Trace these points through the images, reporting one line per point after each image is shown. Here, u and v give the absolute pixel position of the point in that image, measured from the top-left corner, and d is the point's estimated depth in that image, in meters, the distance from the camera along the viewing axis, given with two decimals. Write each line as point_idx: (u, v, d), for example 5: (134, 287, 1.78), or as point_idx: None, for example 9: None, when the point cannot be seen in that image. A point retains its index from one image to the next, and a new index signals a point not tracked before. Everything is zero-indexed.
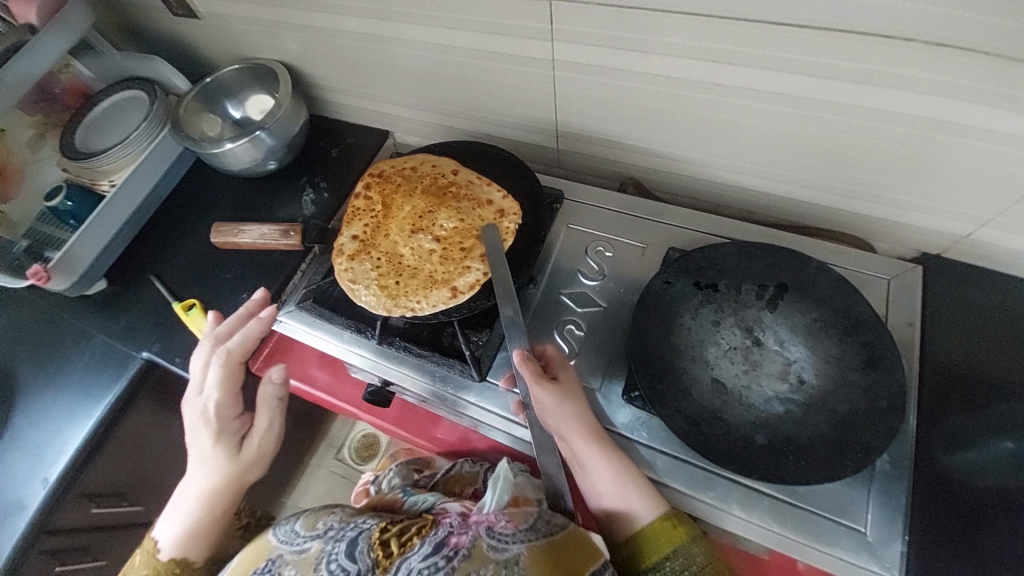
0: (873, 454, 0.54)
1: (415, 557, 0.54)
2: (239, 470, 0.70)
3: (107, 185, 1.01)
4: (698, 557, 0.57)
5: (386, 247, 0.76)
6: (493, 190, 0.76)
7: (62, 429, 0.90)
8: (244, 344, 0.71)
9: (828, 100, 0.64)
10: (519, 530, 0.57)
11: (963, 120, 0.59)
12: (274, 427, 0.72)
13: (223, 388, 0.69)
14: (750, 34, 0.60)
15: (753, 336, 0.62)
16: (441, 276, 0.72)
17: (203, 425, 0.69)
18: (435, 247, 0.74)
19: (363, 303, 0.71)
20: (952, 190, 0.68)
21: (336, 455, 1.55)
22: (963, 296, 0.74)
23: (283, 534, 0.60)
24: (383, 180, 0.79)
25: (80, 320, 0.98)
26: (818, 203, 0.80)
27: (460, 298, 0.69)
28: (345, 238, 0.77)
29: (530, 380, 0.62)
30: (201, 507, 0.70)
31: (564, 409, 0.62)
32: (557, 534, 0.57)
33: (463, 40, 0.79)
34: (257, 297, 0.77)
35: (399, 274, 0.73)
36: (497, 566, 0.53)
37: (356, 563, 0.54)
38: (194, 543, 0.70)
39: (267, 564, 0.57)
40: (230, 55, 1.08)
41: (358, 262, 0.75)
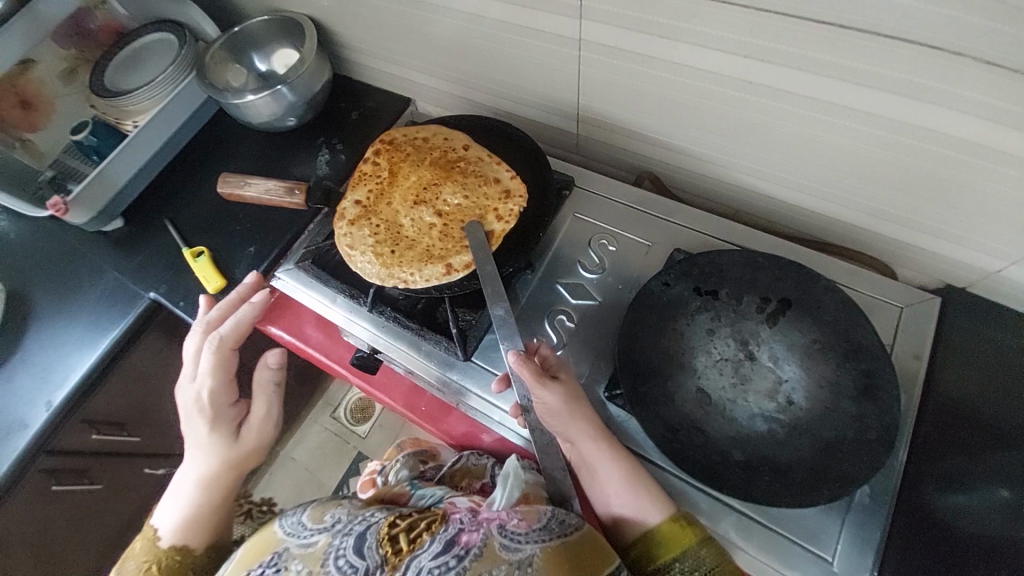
0: (851, 485, 0.51)
1: (426, 556, 0.54)
2: (237, 457, 0.71)
3: (131, 126, 1.03)
4: (708, 559, 0.54)
5: (386, 215, 0.75)
6: (503, 169, 0.74)
7: (69, 357, 0.94)
8: (235, 330, 0.73)
9: (866, 111, 0.60)
10: (532, 530, 0.58)
11: (1010, 148, 0.55)
12: (272, 413, 0.74)
13: (217, 374, 0.71)
14: (789, 30, 0.57)
15: (747, 349, 0.60)
16: (437, 252, 0.71)
17: (200, 413, 0.70)
18: (436, 221, 0.73)
19: (358, 268, 0.71)
20: (987, 223, 0.64)
21: (332, 413, 1.58)
22: (983, 335, 0.70)
23: (289, 526, 0.61)
24: (394, 148, 0.78)
25: (94, 253, 1.01)
26: (841, 219, 0.76)
27: (453, 275, 0.69)
28: (349, 202, 0.77)
29: (533, 381, 0.60)
30: (201, 492, 0.70)
31: (568, 410, 0.61)
32: (573, 534, 0.58)
33: (490, 10, 0.76)
34: (247, 282, 0.79)
35: (396, 244, 0.73)
36: (510, 566, 0.53)
37: (366, 559, 0.54)
38: (195, 530, 0.69)
39: (272, 558, 0.57)
40: (262, 6, 1.07)
41: (357, 227, 0.74)
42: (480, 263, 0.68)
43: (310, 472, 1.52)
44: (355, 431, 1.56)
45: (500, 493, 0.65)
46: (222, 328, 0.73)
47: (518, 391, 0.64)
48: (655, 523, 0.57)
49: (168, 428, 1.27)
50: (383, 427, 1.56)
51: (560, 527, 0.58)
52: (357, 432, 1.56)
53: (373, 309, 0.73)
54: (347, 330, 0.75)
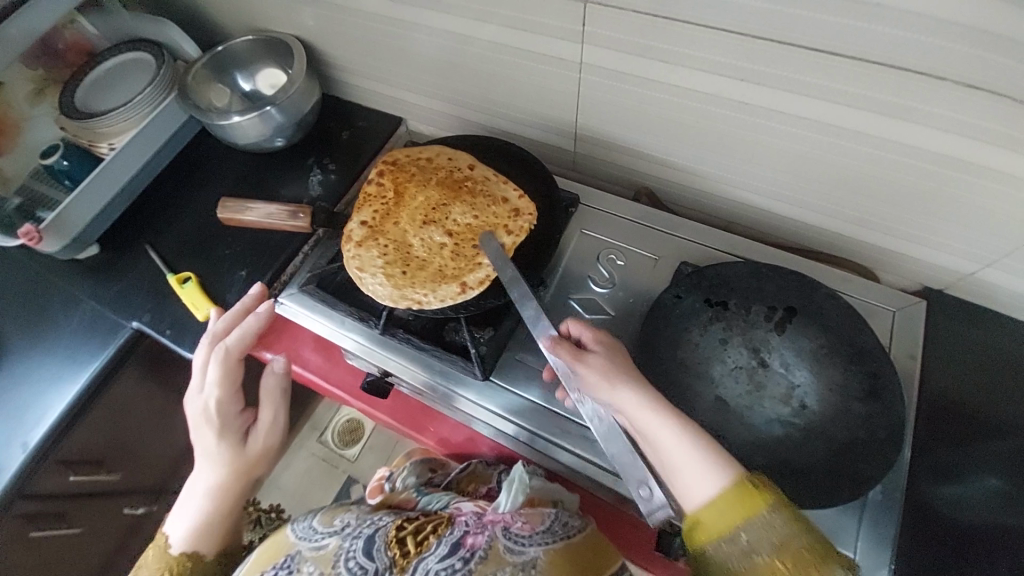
0: (867, 484, 0.54)
1: (432, 558, 0.58)
2: (246, 465, 0.71)
3: (106, 148, 0.98)
4: (781, 528, 0.45)
5: (394, 235, 0.75)
6: (509, 188, 0.75)
7: (43, 395, 0.88)
8: (242, 339, 0.72)
9: (852, 129, 0.64)
10: (536, 533, 0.62)
11: (981, 161, 0.60)
12: (278, 420, 0.74)
13: (224, 384, 0.70)
14: (782, 56, 0.61)
15: (759, 357, 0.62)
16: (451, 271, 0.71)
17: (208, 422, 0.70)
18: (446, 241, 0.73)
19: (369, 290, 0.70)
20: (963, 229, 0.69)
21: (319, 437, 1.54)
22: (960, 332, 0.76)
23: (301, 530, 0.66)
24: (399, 170, 0.78)
25: (69, 282, 0.96)
26: (828, 229, 0.80)
27: (469, 293, 0.69)
28: (354, 223, 0.76)
29: (571, 356, 0.59)
30: (211, 501, 0.69)
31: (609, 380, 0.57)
32: (574, 538, 0.63)
33: (491, 33, 0.78)
34: (253, 293, 0.77)
35: (406, 264, 0.72)
36: (515, 568, 0.57)
37: (375, 561, 0.59)
38: (205, 537, 0.69)
39: (286, 560, 0.62)
40: (245, 26, 1.05)
41: (365, 248, 0.74)
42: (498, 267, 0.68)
43: (298, 500, 1.47)
44: (344, 454, 1.52)
45: (504, 497, 0.68)
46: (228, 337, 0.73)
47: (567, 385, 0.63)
48: (718, 488, 0.48)
49: (147, 464, 1.20)
50: (374, 448, 1.52)
51: (564, 530, 0.63)
52: (346, 455, 1.51)
53: (384, 333, 0.72)
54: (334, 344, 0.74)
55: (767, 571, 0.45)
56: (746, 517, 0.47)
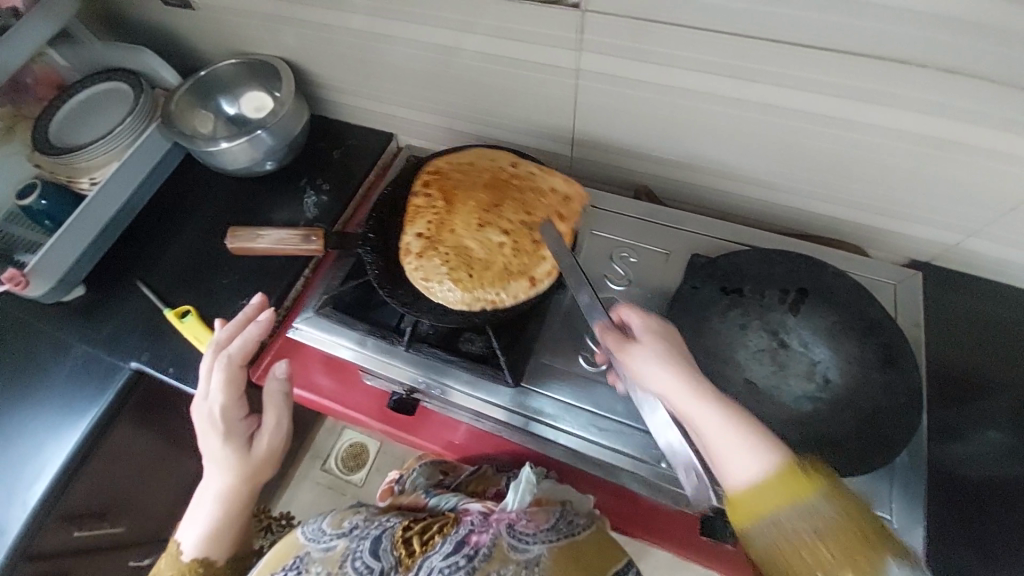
0: (895, 447, 0.58)
1: (437, 557, 0.63)
2: (252, 470, 0.72)
3: (87, 184, 0.94)
4: (826, 513, 0.46)
5: (452, 242, 0.73)
6: (552, 181, 0.76)
7: (42, 449, 0.83)
8: (244, 348, 0.72)
9: (844, 117, 0.68)
10: (540, 531, 0.68)
11: (961, 139, 0.65)
12: (282, 424, 0.75)
13: (228, 391, 0.71)
14: (777, 52, 0.64)
15: (779, 338, 0.64)
16: (517, 268, 0.70)
17: (214, 429, 0.71)
18: (505, 239, 0.72)
19: (441, 299, 0.69)
20: (947, 202, 0.73)
21: (322, 465, 1.50)
22: (949, 301, 0.81)
23: (310, 532, 0.70)
24: (446, 179, 0.77)
25: (58, 326, 0.91)
26: (821, 212, 0.84)
27: (540, 287, 0.70)
28: (410, 237, 0.74)
29: (616, 342, 0.60)
30: (220, 506, 0.72)
31: (658, 364, 0.56)
32: (577, 534, 0.69)
33: (487, 44, 0.79)
34: (254, 302, 0.76)
35: (471, 267, 0.70)
36: (519, 565, 0.63)
37: (381, 560, 0.64)
38: (215, 543, 0.72)
39: (293, 562, 0.66)
40: (224, 50, 1.03)
41: (426, 258, 0.72)
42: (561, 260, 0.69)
43: None
44: (350, 481, 1.48)
45: (513, 497, 0.72)
46: (231, 346, 0.73)
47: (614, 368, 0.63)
48: (760, 475, 0.49)
49: (147, 513, 1.15)
50: (380, 471, 1.48)
51: (568, 528, 0.69)
52: (352, 481, 1.47)
53: (409, 350, 0.72)
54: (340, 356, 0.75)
55: (810, 555, 0.46)
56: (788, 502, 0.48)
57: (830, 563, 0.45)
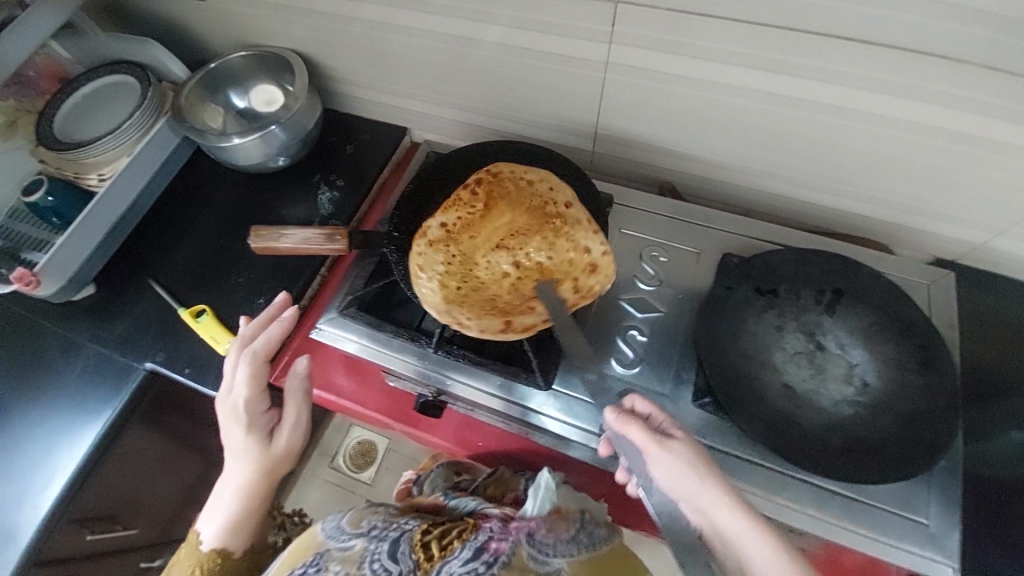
0: (938, 451, 0.56)
1: (456, 562, 0.62)
2: (271, 464, 0.70)
3: (95, 180, 0.91)
4: None
5: (465, 248, 0.73)
6: (598, 241, 0.69)
7: (55, 452, 0.82)
8: (268, 343, 0.71)
9: (883, 115, 0.65)
10: (560, 542, 0.67)
11: (1005, 139, 0.62)
12: (303, 419, 0.71)
13: (250, 384, 0.69)
14: (816, 47, 0.61)
15: (815, 340, 0.64)
16: (502, 304, 0.71)
17: (236, 421, 0.69)
18: (510, 272, 0.73)
19: (420, 292, 0.69)
20: (984, 203, 0.71)
21: (330, 463, 1.49)
22: (978, 302, 0.80)
23: (329, 530, 0.69)
24: (495, 181, 0.74)
25: (68, 326, 0.89)
26: (854, 212, 0.81)
27: (510, 334, 0.68)
28: (434, 221, 0.73)
29: (650, 441, 0.56)
30: (239, 500, 0.70)
31: (697, 469, 0.55)
32: (601, 549, 0.68)
33: (510, 37, 0.76)
34: (277, 301, 0.75)
35: (464, 281, 0.72)
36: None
37: (399, 563, 0.61)
38: (234, 535, 0.71)
39: (313, 558, 0.64)
40: (233, 41, 1.00)
41: (433, 249, 0.72)
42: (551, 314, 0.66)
43: None
44: (359, 479, 1.46)
45: (531, 501, 0.73)
46: (255, 341, 0.71)
47: (631, 462, 0.58)
48: None
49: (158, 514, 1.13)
50: (390, 469, 1.47)
51: (589, 540, 0.68)
52: (361, 479, 1.46)
53: (439, 351, 0.71)
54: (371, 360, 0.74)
55: None
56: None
57: None
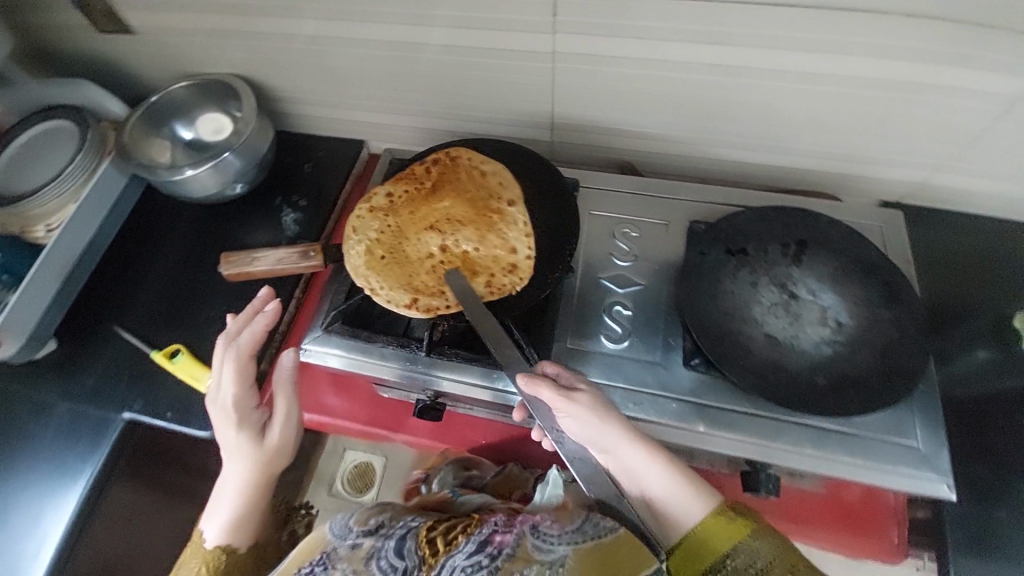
0: (914, 375, 0.61)
1: (460, 556, 0.56)
2: (266, 458, 0.68)
3: (43, 232, 0.88)
4: (763, 552, 0.54)
5: (401, 221, 0.77)
6: (526, 244, 0.73)
7: (38, 520, 0.77)
8: (254, 338, 0.69)
9: (819, 71, 0.69)
10: (566, 532, 0.57)
11: (928, 80, 0.67)
12: (295, 409, 0.70)
13: (239, 380, 0.68)
14: (750, 14, 0.64)
15: (788, 290, 0.66)
16: (416, 283, 0.73)
17: (226, 418, 0.68)
18: (435, 254, 0.75)
19: (346, 252, 0.75)
20: (919, 142, 0.76)
21: (329, 491, 1.40)
22: (928, 236, 0.85)
23: (338, 529, 0.63)
24: (451, 166, 0.79)
25: (35, 386, 0.85)
26: (805, 167, 0.85)
27: (412, 309, 0.71)
28: (382, 191, 0.79)
29: (559, 397, 0.61)
30: (239, 496, 0.68)
31: (599, 414, 0.61)
32: (605, 537, 0.56)
33: (457, 37, 0.77)
34: (261, 294, 0.74)
35: (390, 252, 0.76)
36: (543, 566, 0.54)
37: (405, 560, 0.58)
38: (237, 532, 0.69)
39: (320, 557, 0.60)
40: (172, 73, 0.98)
41: (372, 216, 0.78)
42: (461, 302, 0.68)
43: None
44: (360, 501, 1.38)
45: (540, 495, 0.74)
46: (240, 336, 0.70)
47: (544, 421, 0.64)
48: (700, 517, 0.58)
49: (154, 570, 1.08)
50: None
51: (595, 529, 0.56)
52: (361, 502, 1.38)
53: (432, 354, 0.72)
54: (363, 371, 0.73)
55: None
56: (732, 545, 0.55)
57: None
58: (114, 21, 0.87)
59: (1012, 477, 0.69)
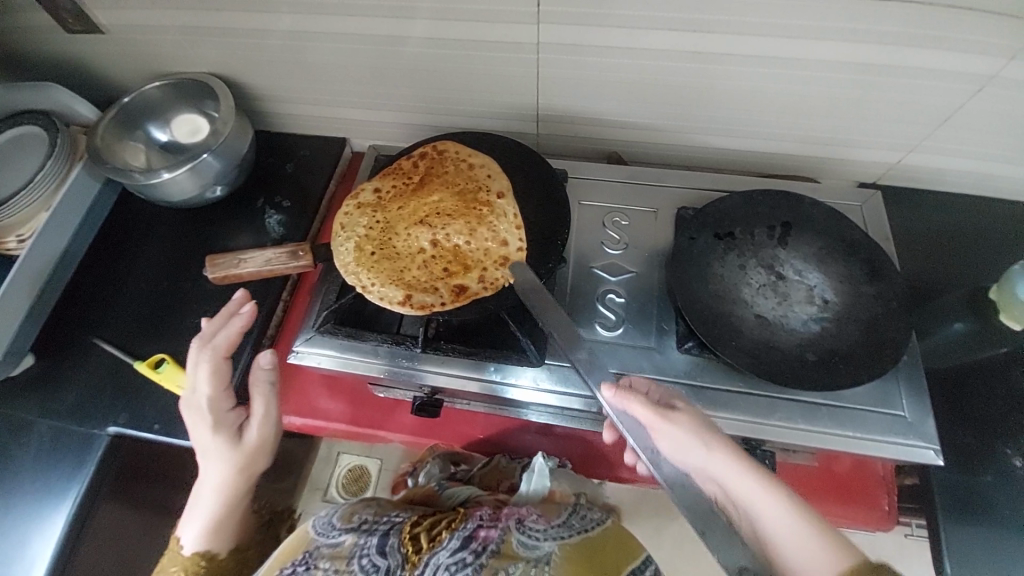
0: (901, 346, 0.62)
1: (443, 553, 0.61)
2: (243, 462, 0.67)
3: (15, 243, 0.84)
4: None
5: (390, 217, 0.77)
6: (517, 235, 0.72)
7: (24, 543, 0.75)
8: (230, 340, 0.68)
9: (798, 57, 0.71)
10: (549, 528, 0.66)
11: (902, 63, 0.69)
12: (272, 412, 0.68)
13: (213, 383, 0.66)
14: (731, 2, 0.65)
15: (775, 272, 0.69)
16: (408, 279, 0.72)
17: (202, 421, 0.67)
18: (426, 249, 0.74)
19: (336, 249, 0.75)
20: (895, 124, 0.79)
21: (324, 496, 1.39)
22: (904, 215, 0.88)
23: (320, 526, 0.67)
24: (438, 160, 0.79)
25: (11, 405, 0.81)
26: (787, 151, 0.87)
27: (406, 306, 0.70)
28: (370, 187, 0.80)
29: (654, 415, 0.59)
30: (217, 501, 0.68)
31: (700, 435, 0.58)
32: (591, 530, 0.66)
33: (441, 29, 0.76)
34: (237, 297, 0.72)
35: (380, 247, 0.75)
36: (528, 563, 0.61)
37: (388, 558, 0.62)
38: (216, 536, 0.70)
39: (303, 556, 0.63)
40: (144, 74, 0.95)
41: (360, 213, 0.78)
42: (497, 300, 0.70)
43: None
44: None
45: (525, 486, 0.80)
46: (216, 338, 0.68)
47: (636, 440, 0.61)
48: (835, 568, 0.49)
49: None
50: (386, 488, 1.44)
51: (580, 524, 0.67)
52: None
53: (427, 349, 0.72)
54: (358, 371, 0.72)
55: None
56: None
57: None
58: (81, 20, 0.84)
59: (991, 439, 0.72)
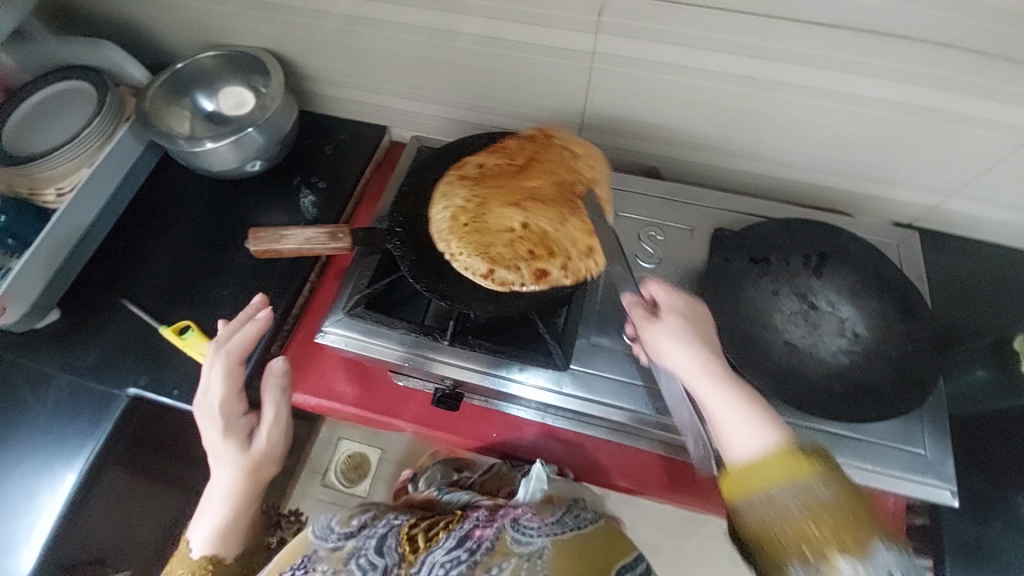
0: (926, 386, 0.62)
1: (439, 551, 0.62)
2: (253, 467, 0.67)
3: (52, 196, 0.86)
4: (824, 497, 0.46)
5: (488, 192, 0.76)
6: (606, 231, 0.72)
7: (32, 496, 0.75)
8: (244, 345, 0.68)
9: (849, 91, 0.72)
10: (545, 525, 0.65)
11: (950, 108, 0.70)
12: (283, 417, 0.69)
13: (226, 388, 0.67)
14: (788, 32, 0.66)
15: (808, 301, 0.69)
16: (494, 254, 0.71)
17: (212, 425, 0.66)
18: (517, 228, 0.72)
19: (435, 215, 0.75)
20: (936, 167, 0.79)
21: (322, 480, 1.39)
22: (935, 258, 0.88)
23: (319, 529, 0.67)
24: (545, 146, 0.79)
25: (34, 356, 0.82)
26: (825, 183, 0.88)
27: (489, 279, 0.70)
28: (473, 160, 0.80)
29: (644, 320, 0.62)
30: (225, 507, 0.67)
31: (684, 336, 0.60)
32: (586, 527, 0.66)
33: (497, 29, 0.77)
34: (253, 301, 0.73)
35: (473, 219, 0.73)
36: (519, 559, 0.62)
37: (385, 558, 0.62)
38: (225, 541, 0.68)
39: (303, 560, 0.64)
40: (196, 44, 0.96)
41: (461, 184, 0.77)
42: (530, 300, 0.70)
43: None
44: (355, 491, 1.37)
45: (524, 490, 0.76)
46: (231, 342, 0.69)
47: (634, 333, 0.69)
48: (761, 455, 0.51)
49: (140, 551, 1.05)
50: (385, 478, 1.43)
51: (574, 521, 0.66)
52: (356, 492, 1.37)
53: (454, 343, 0.73)
54: (382, 356, 0.73)
55: (802, 532, 0.46)
56: (783, 481, 0.48)
57: (823, 538, 0.45)
58: None
59: (1005, 488, 0.72)
